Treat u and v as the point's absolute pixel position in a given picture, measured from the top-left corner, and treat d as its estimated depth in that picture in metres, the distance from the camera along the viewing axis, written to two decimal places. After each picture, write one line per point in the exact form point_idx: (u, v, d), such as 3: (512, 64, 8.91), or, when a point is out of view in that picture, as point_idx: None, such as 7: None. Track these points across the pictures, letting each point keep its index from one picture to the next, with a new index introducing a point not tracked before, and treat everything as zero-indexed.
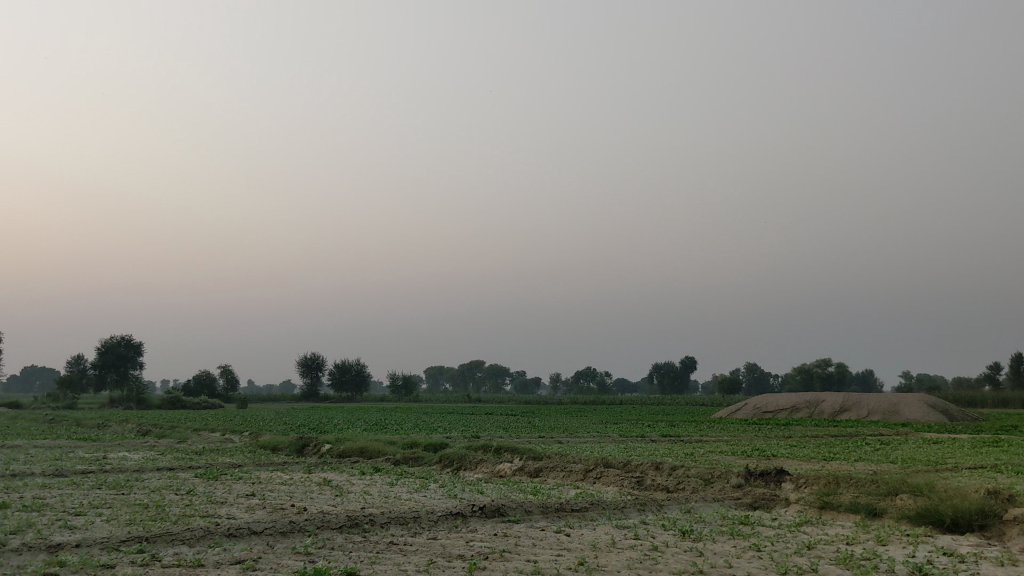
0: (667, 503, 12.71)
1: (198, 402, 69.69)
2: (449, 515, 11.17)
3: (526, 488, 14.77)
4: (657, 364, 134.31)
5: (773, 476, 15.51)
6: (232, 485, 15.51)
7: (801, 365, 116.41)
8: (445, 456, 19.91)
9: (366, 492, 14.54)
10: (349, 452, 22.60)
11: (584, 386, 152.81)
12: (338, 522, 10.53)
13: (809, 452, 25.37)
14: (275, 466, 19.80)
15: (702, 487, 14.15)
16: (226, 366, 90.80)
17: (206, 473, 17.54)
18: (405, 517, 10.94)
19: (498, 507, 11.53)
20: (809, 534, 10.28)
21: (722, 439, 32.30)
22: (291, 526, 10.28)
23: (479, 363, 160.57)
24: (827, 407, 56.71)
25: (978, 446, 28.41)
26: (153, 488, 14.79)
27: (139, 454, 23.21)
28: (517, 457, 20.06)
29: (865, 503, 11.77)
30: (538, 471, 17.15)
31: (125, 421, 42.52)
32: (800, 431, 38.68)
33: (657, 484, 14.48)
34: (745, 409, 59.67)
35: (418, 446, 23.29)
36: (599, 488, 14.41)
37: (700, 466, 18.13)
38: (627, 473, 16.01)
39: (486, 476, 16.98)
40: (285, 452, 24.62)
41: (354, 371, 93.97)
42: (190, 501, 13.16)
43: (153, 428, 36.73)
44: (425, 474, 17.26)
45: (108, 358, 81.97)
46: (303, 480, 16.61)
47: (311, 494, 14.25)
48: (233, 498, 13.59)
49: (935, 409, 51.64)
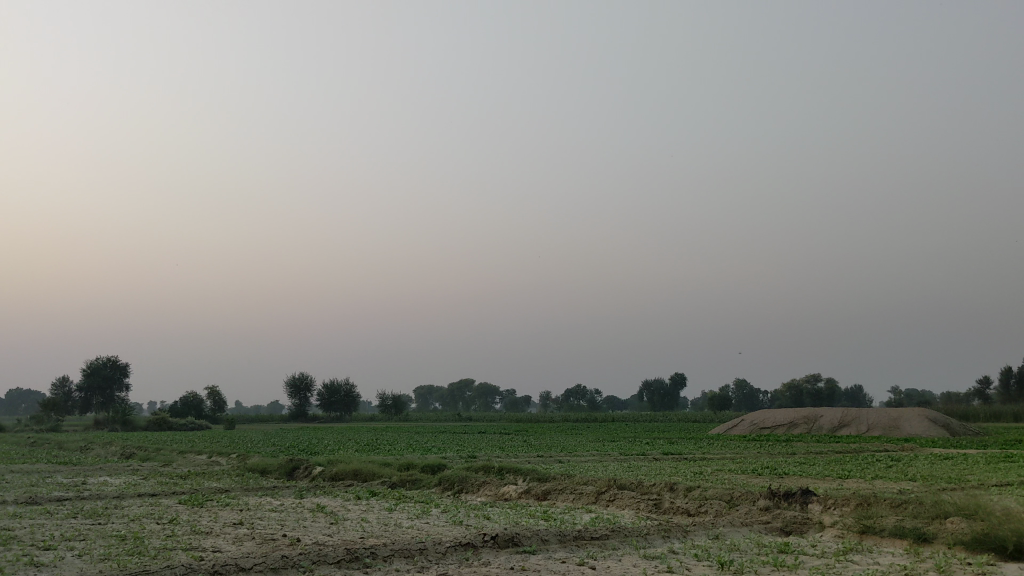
0: (693, 530, 11.70)
1: (184, 424, 68.18)
2: (458, 546, 10.11)
3: (536, 513, 13.75)
4: (648, 381, 133.47)
5: (799, 497, 14.53)
6: (218, 512, 14.42)
7: (792, 381, 115.84)
8: (446, 477, 18.83)
9: (364, 519, 13.46)
10: (342, 475, 21.48)
11: (573, 404, 151.65)
12: (336, 556, 9.46)
13: (823, 469, 24.40)
14: (265, 490, 18.70)
15: (726, 510, 13.15)
16: (213, 387, 89.28)
17: (192, 499, 16.42)
18: (411, 549, 9.89)
19: (511, 535, 10.52)
20: (859, 564, 9.28)
21: (726, 456, 31.30)
22: (284, 560, 9.20)
23: (468, 383, 159.28)
24: (826, 422, 55.78)
25: (992, 462, 27.45)
26: (133, 517, 13.66)
27: (121, 479, 22.01)
28: (522, 478, 18.99)
29: (911, 527, 10.83)
30: (547, 494, 16.08)
31: (108, 444, 41.15)
32: (804, 446, 37.74)
33: (678, 508, 13.46)
34: (741, 425, 58.72)
35: (415, 467, 22.21)
36: (617, 513, 13.36)
37: (717, 487, 17.12)
38: (643, 494, 14.97)
39: (490, 500, 15.92)
40: (274, 475, 23.47)
41: (343, 391, 92.57)
42: (174, 532, 12.07)
43: (138, 450, 35.48)
44: (425, 498, 16.15)
45: (94, 380, 80.30)
46: (295, 506, 15.46)
47: (304, 523, 13.15)
48: (220, 528, 12.51)
49: (935, 423, 50.78)
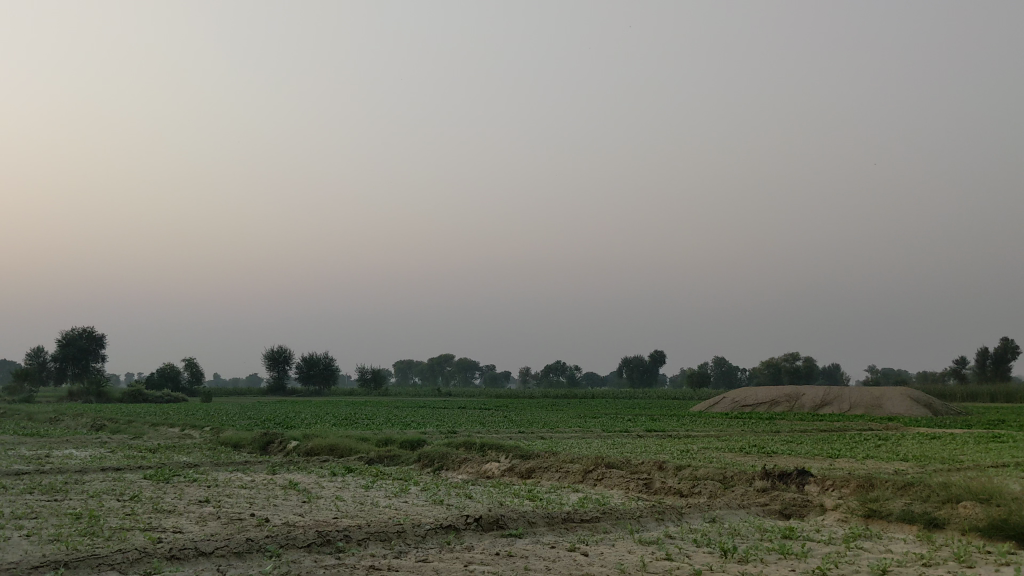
0: (688, 512, 11.02)
1: (161, 396, 67.13)
2: (439, 528, 9.38)
3: (521, 492, 13.07)
4: (627, 357, 133.10)
5: (794, 477, 13.93)
6: (184, 489, 13.62)
7: (770, 359, 115.78)
8: (425, 454, 18.12)
9: (339, 497, 12.69)
10: (318, 450, 20.71)
11: (553, 380, 151.48)
12: (306, 539, 8.69)
13: (812, 449, 23.92)
14: (237, 466, 17.88)
15: (720, 491, 12.47)
16: (191, 358, 88.16)
17: (157, 474, 15.59)
18: (387, 532, 9.13)
19: (496, 518, 9.78)
20: (872, 553, 8.61)
21: (710, 434, 30.75)
22: (249, 544, 8.42)
23: (449, 357, 158.11)
24: (808, 400, 55.48)
25: (981, 442, 27.03)
26: (93, 493, 12.81)
27: (88, 451, 21.12)
28: (505, 455, 18.31)
29: (919, 511, 10.25)
30: (531, 472, 15.38)
31: (81, 415, 40.13)
32: (788, 425, 37.27)
33: (669, 488, 12.81)
34: (723, 403, 58.36)
35: (394, 442, 21.46)
36: (606, 493, 12.69)
37: (708, 466, 16.49)
38: (632, 474, 14.28)
39: (472, 477, 15.21)
40: (248, 450, 22.65)
41: (322, 364, 91.65)
42: (134, 510, 11.23)
43: (109, 422, 34.53)
44: (404, 475, 15.41)
45: (69, 351, 79.02)
46: (266, 483, 14.68)
47: (274, 501, 12.37)
48: (183, 506, 11.69)
49: (917, 402, 50.56)
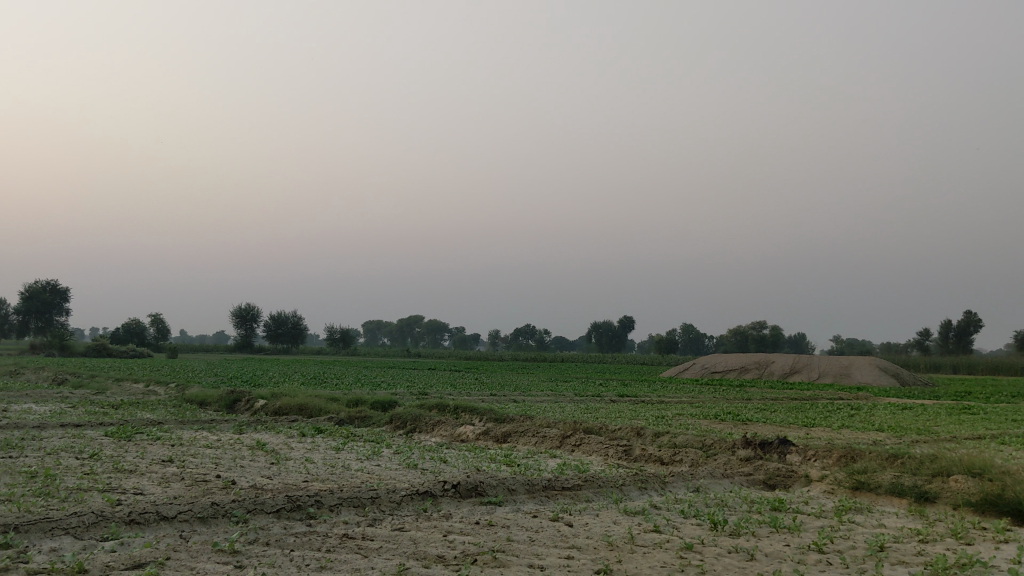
0: (671, 481, 10.67)
1: (126, 351, 66.08)
2: (415, 495, 8.95)
3: (497, 457, 12.66)
4: (596, 322, 133.31)
5: (776, 447, 13.64)
6: (147, 447, 13.07)
7: (738, 327, 116.40)
8: (397, 416, 17.68)
9: (308, 459, 12.21)
10: (287, 409, 20.20)
11: (522, 343, 151.56)
12: (275, 505, 8.22)
13: (786, 417, 23.77)
14: (202, 424, 17.32)
15: (703, 459, 12.14)
16: (157, 314, 86.84)
17: (119, 431, 15.00)
18: (361, 498, 8.69)
19: (475, 484, 9.36)
20: (866, 528, 8.33)
21: (682, 400, 30.56)
22: (214, 509, 7.94)
23: (418, 319, 157.43)
24: (777, 367, 55.68)
25: (952, 414, 27.04)
26: (49, 450, 12.22)
27: (48, 406, 20.44)
28: (479, 418, 17.91)
29: (909, 485, 10.00)
30: (507, 436, 14.98)
31: (42, 369, 39.21)
32: (760, 393, 37.25)
33: (649, 455, 12.46)
34: (693, 369, 58.42)
35: (365, 403, 20.99)
36: (585, 460, 12.32)
37: (686, 433, 16.19)
38: (611, 440, 13.92)
39: (446, 441, 14.80)
40: (214, 408, 22.08)
41: (290, 322, 90.75)
42: (94, 469, 10.69)
43: (71, 376, 33.72)
44: (376, 438, 14.96)
45: (33, 304, 77.42)
46: (233, 442, 14.15)
47: (241, 462, 11.87)
48: (145, 466, 11.15)
49: (885, 372, 50.88)
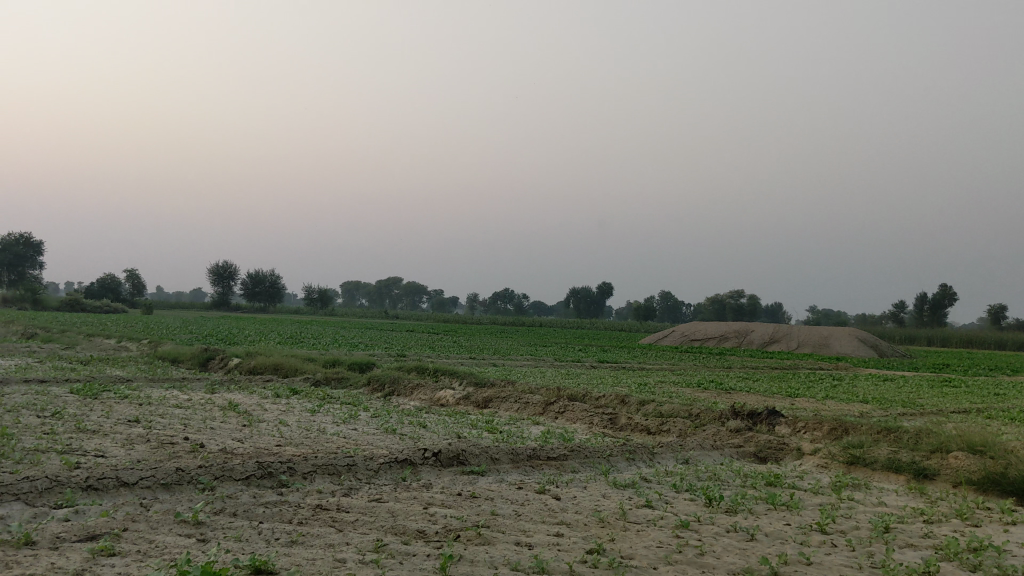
0: (660, 452, 10.27)
1: (100, 306, 65.08)
2: (393, 462, 8.48)
3: (478, 424, 12.20)
4: (575, 288, 133.12)
5: (764, 418, 13.26)
6: (113, 406, 12.52)
7: (716, 296, 116.48)
8: (375, 378, 17.21)
9: (282, 422, 11.72)
10: (261, 368, 19.69)
11: (500, 307, 151.20)
12: (245, 471, 7.73)
13: (769, 386, 23.53)
14: (174, 383, 16.80)
15: (691, 430, 11.72)
16: (132, 269, 85.73)
17: (86, 389, 14.42)
18: (336, 465, 8.21)
19: (457, 452, 8.90)
20: (867, 507, 7.97)
21: (663, 367, 30.29)
22: (179, 476, 7.43)
23: (397, 280, 156.76)
24: (756, 336, 55.56)
25: (935, 386, 26.86)
26: (10, 408, 11.65)
27: (14, 361, 19.77)
28: (459, 382, 17.47)
29: (907, 461, 9.64)
30: (488, 402, 14.53)
31: (13, 322, 38.35)
32: (740, 361, 37.08)
33: (636, 424, 12.03)
34: (673, 337, 58.27)
35: (342, 364, 20.50)
36: (569, 428, 11.90)
37: (672, 402, 15.81)
38: (596, 407, 13.50)
39: (425, 405, 14.34)
40: (187, 365, 21.53)
41: (268, 281, 89.89)
42: (55, 428, 10.13)
43: (41, 330, 32.98)
44: (353, 400, 14.49)
45: (6, 256, 76.03)
46: (203, 403, 13.60)
47: (212, 424, 11.35)
48: (110, 426, 10.59)
49: (864, 343, 50.86)
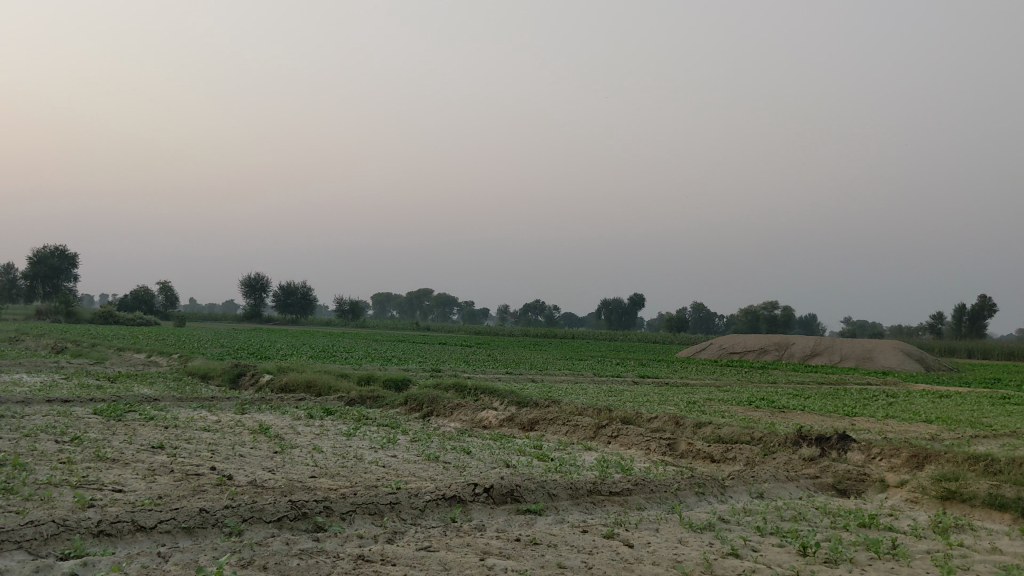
0: (732, 485, 9.33)
1: (133, 319, 64.91)
2: (441, 500, 7.60)
3: (527, 450, 11.28)
4: (607, 299, 131.86)
5: (835, 443, 12.24)
6: (138, 430, 11.75)
7: (749, 307, 114.72)
8: (412, 397, 16.37)
9: (317, 448, 10.86)
10: (294, 386, 18.93)
11: (531, 318, 150.20)
12: (276, 512, 6.89)
13: (823, 405, 22.32)
14: (202, 402, 16.02)
15: (760, 458, 10.75)
16: (165, 281, 85.70)
17: (111, 409, 13.69)
18: (379, 504, 7.35)
19: (511, 488, 8.00)
20: (984, 555, 6.97)
21: (708, 383, 29.20)
22: (203, 518, 6.60)
23: (427, 292, 156.31)
24: (797, 349, 54.16)
25: (996, 404, 25.55)
26: (28, 432, 10.94)
27: (40, 378, 19.14)
28: (501, 402, 16.57)
29: (1014, 497, 8.59)
30: (534, 424, 13.62)
31: (45, 336, 37.94)
32: (784, 376, 35.88)
33: (698, 452, 11.08)
34: (711, 351, 57.01)
35: (376, 381, 19.63)
36: (626, 455, 10.97)
37: (730, 424, 14.81)
38: (652, 432, 12.54)
39: (467, 428, 13.44)
40: (217, 382, 20.80)
41: (299, 293, 89.55)
42: (71, 456, 9.36)
43: (71, 345, 32.51)
44: (391, 422, 13.63)
45: (40, 269, 76.26)
46: (232, 425, 12.80)
47: (242, 450, 10.54)
48: (132, 454, 9.78)
49: (909, 356, 49.30)
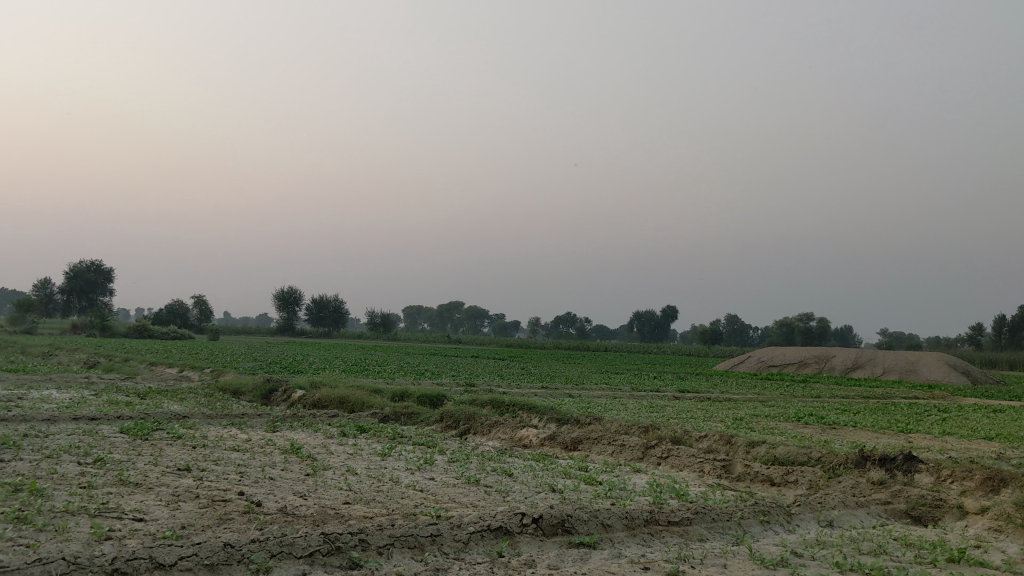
0: (798, 513, 8.63)
1: (166, 333, 65.07)
2: (485, 532, 6.97)
3: (572, 472, 10.61)
4: (639, 312, 130.74)
5: (900, 463, 11.47)
6: (165, 450, 11.23)
7: (784, 319, 113.11)
8: (449, 414, 15.76)
9: (351, 470, 10.27)
10: (326, 402, 18.39)
11: (563, 331, 149.35)
12: (308, 546, 6.28)
13: (874, 421, 21.40)
14: (233, 419, 15.52)
15: (824, 481, 10.02)
16: (199, 295, 86.13)
17: (139, 428, 13.21)
18: (418, 536, 6.72)
19: (562, 517, 7.36)
20: None
21: (750, 397, 28.36)
22: (229, 554, 6.01)
23: (458, 305, 156.13)
24: (838, 362, 52.97)
25: None
26: (50, 453, 10.45)
27: (69, 394, 18.78)
28: (540, 419, 15.90)
29: None
30: (578, 444, 12.94)
31: (78, 351, 37.82)
32: (828, 389, 34.89)
33: (756, 474, 10.38)
34: (749, 363, 55.97)
35: (411, 397, 19.02)
36: (679, 478, 10.28)
37: (784, 443, 14.06)
38: (704, 452, 11.83)
39: (506, 447, 12.81)
40: (249, 398, 20.30)
41: (332, 306, 89.49)
42: (93, 480, 8.83)
43: (104, 360, 32.29)
44: (427, 441, 13.02)
45: (75, 283, 76.88)
46: (262, 445, 12.24)
47: (272, 472, 9.98)
48: (156, 477, 9.23)
49: (955, 368, 47.96)
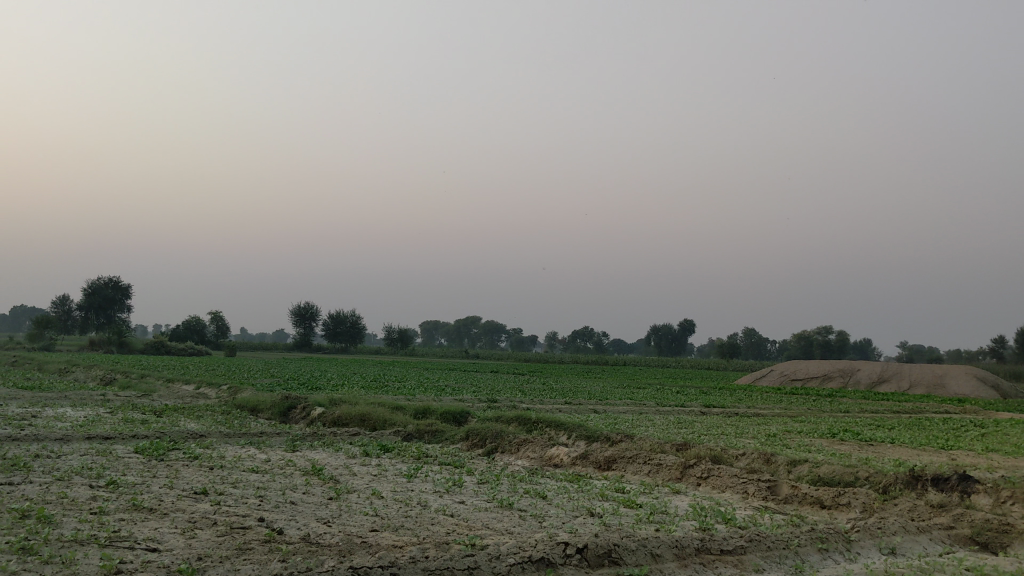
0: (859, 540, 8.02)
1: (184, 349, 64.79)
2: (525, 562, 6.41)
3: (608, 493, 10.04)
4: (656, 326, 129.80)
5: (955, 483, 10.83)
6: (181, 472, 10.73)
7: (803, 333, 111.89)
8: (474, 431, 15.22)
9: (376, 493, 9.73)
10: (346, 420, 17.88)
11: (580, 345, 148.52)
12: None
13: (911, 436, 20.68)
14: (251, 437, 15.01)
15: (879, 504, 9.40)
16: (217, 311, 86.02)
17: (154, 447, 12.73)
18: (453, 568, 6.16)
19: (608, 547, 6.80)
20: None
21: (778, 412, 27.66)
22: None
23: (475, 319, 155.65)
24: (863, 376, 52.04)
25: None
26: (61, 475, 9.97)
27: (84, 412, 18.35)
28: (568, 436, 15.33)
29: None
30: (612, 463, 12.37)
31: (96, 368, 37.48)
32: (857, 404, 34.11)
33: (805, 496, 9.79)
34: (772, 377, 55.09)
35: (433, 414, 18.48)
36: (723, 501, 9.69)
37: (826, 461, 13.45)
38: (746, 471, 11.23)
39: (536, 467, 12.27)
40: (267, 416, 19.80)
41: (349, 321, 89.12)
42: (104, 505, 8.33)
43: (120, 376, 31.92)
44: (454, 461, 12.47)
45: (94, 299, 76.99)
46: (282, 465, 11.73)
47: (293, 495, 9.46)
48: (171, 502, 8.70)
49: (984, 382, 46.96)
